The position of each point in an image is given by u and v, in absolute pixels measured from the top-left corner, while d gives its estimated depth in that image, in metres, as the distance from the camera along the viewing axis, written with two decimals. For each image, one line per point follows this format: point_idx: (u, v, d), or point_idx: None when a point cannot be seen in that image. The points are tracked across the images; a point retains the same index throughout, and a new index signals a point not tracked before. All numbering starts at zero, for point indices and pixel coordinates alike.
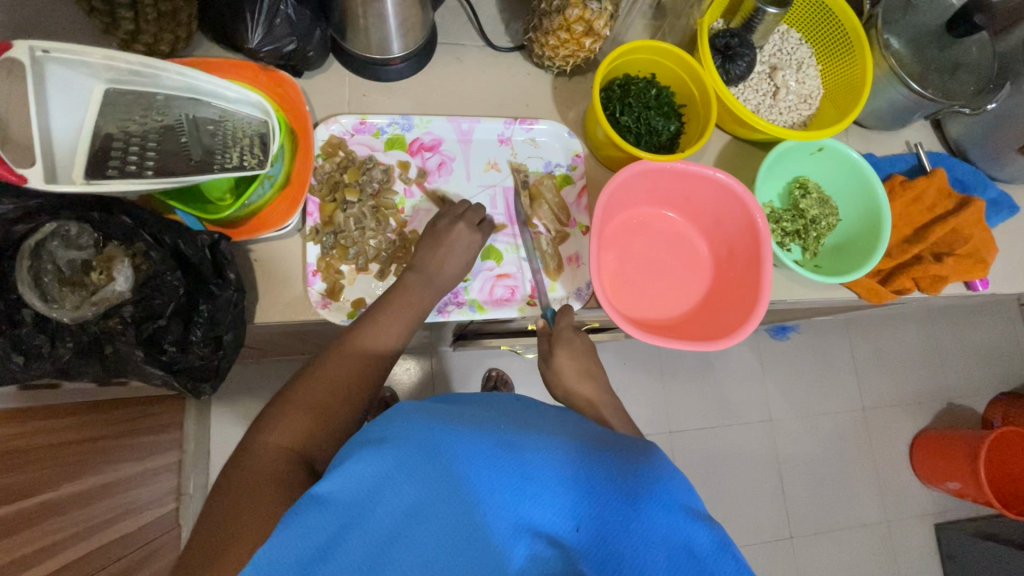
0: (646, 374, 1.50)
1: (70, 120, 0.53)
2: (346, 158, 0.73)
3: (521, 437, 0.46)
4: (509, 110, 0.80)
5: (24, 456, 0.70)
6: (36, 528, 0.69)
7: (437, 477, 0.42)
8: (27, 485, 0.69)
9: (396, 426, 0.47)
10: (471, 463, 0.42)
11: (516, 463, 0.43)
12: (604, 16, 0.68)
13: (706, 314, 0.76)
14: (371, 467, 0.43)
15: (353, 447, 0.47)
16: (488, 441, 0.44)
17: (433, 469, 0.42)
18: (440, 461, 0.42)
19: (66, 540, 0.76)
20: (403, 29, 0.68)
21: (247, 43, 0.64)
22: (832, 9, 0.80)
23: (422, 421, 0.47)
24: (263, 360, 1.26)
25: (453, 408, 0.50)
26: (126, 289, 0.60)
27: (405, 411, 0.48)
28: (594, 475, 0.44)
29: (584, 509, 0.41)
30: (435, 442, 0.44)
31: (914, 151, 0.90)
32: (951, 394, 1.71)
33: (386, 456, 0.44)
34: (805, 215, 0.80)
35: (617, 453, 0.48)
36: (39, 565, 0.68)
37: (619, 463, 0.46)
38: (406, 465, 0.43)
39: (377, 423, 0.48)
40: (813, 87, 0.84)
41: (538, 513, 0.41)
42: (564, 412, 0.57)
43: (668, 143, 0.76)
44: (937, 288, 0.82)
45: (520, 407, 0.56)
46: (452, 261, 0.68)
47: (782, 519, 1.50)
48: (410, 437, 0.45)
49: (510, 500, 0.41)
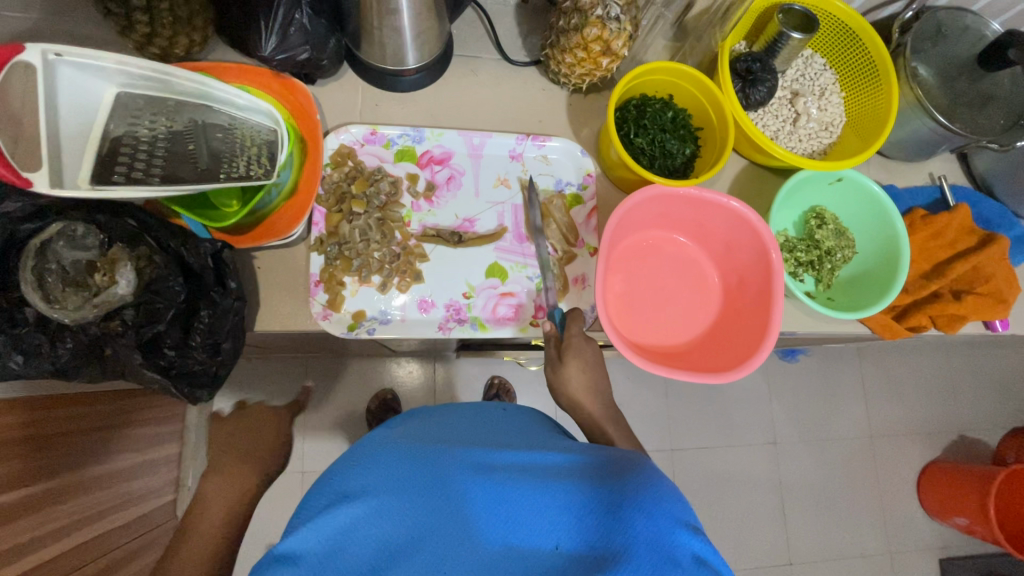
0: (650, 390, 1.48)
1: (79, 124, 0.53)
2: (354, 168, 0.73)
3: (497, 459, 0.49)
4: (522, 125, 0.79)
5: (21, 447, 0.70)
6: (30, 518, 0.70)
7: (424, 502, 0.46)
8: (24, 476, 0.70)
9: (377, 466, 0.51)
10: (452, 491, 0.46)
11: (489, 486, 0.46)
12: (622, 36, 0.67)
13: (715, 343, 0.74)
14: (352, 508, 0.47)
15: (336, 493, 0.50)
16: (464, 469, 0.48)
17: (414, 500, 0.46)
18: (419, 493, 0.46)
19: (59, 533, 0.76)
20: (419, 41, 0.68)
21: (259, 51, 0.63)
22: (858, 36, 0.78)
23: (401, 457, 0.51)
24: (267, 357, 1.26)
25: (434, 438, 0.55)
26: (127, 292, 0.60)
27: (387, 450, 0.53)
28: (566, 488, 0.45)
29: (556, 523, 0.43)
30: (412, 477, 0.48)
31: (937, 184, 0.88)
32: (964, 427, 1.67)
33: (366, 499, 0.47)
34: (820, 246, 0.78)
35: (595, 463, 0.49)
36: (31, 556, 0.68)
37: (596, 474, 0.47)
38: (386, 502, 0.46)
39: (371, 459, 0.52)
40: (835, 115, 0.82)
41: (513, 530, 0.43)
42: (549, 433, 0.60)
43: (682, 167, 0.75)
44: (954, 327, 0.80)
45: (503, 426, 0.59)
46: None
47: (782, 544, 1.47)
48: (390, 475, 0.49)
49: (489, 521, 0.44)
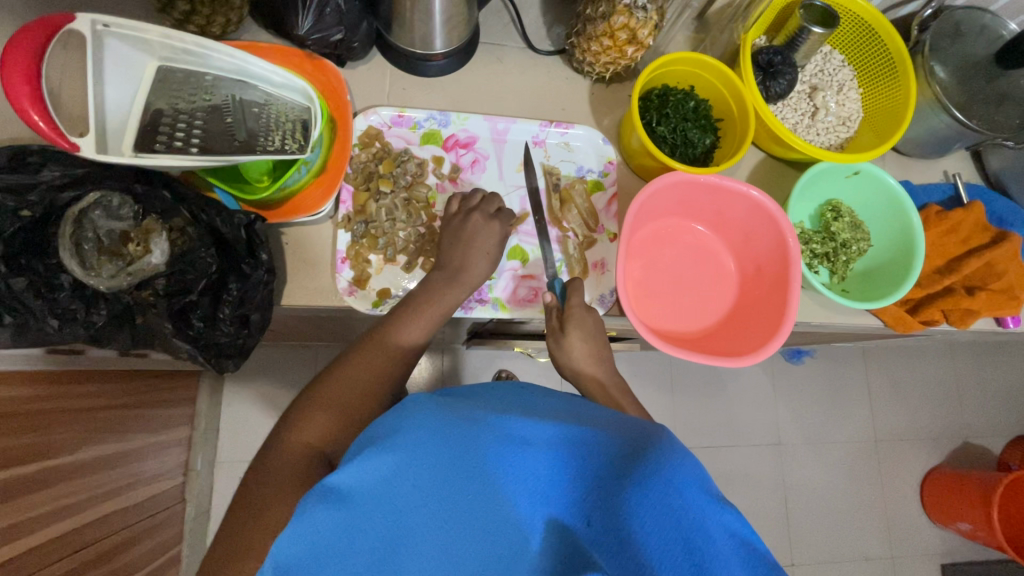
0: (657, 387, 1.49)
1: (122, 95, 0.55)
2: (381, 149, 0.74)
3: (529, 427, 0.45)
4: (545, 113, 0.81)
5: (33, 422, 0.70)
6: (39, 494, 0.70)
7: (450, 468, 0.42)
8: (36, 450, 0.70)
9: (403, 424, 0.47)
10: (478, 459, 0.42)
11: (520, 456, 0.42)
12: (649, 25, 0.68)
13: (730, 329, 0.75)
14: (378, 463, 0.44)
15: (361, 449, 0.47)
16: (495, 436, 0.44)
17: (444, 463, 0.43)
18: (451, 457, 0.43)
19: (65, 511, 0.76)
20: (447, 26, 0.69)
21: (296, 29, 0.65)
22: (878, 32, 0.79)
23: (428, 417, 0.47)
24: (279, 343, 1.27)
25: (463, 403, 0.51)
26: (161, 262, 0.61)
27: (413, 409, 0.49)
28: (602, 461, 0.42)
29: (591, 500, 0.40)
30: (442, 437, 0.44)
31: (952, 182, 0.89)
32: (968, 433, 1.67)
33: (392, 455, 0.44)
34: (836, 238, 0.79)
35: (632, 441, 0.45)
36: (33, 534, 0.68)
37: (633, 450, 0.43)
38: (412, 462, 0.43)
39: (393, 419, 0.49)
40: (853, 110, 0.83)
41: (545, 501, 0.40)
42: (579, 401, 0.56)
43: (702, 156, 0.76)
44: (967, 322, 0.81)
45: (530, 401, 0.56)
46: (479, 257, 0.69)
47: (784, 545, 1.48)
48: (417, 434, 0.46)
49: (521, 492, 0.40)
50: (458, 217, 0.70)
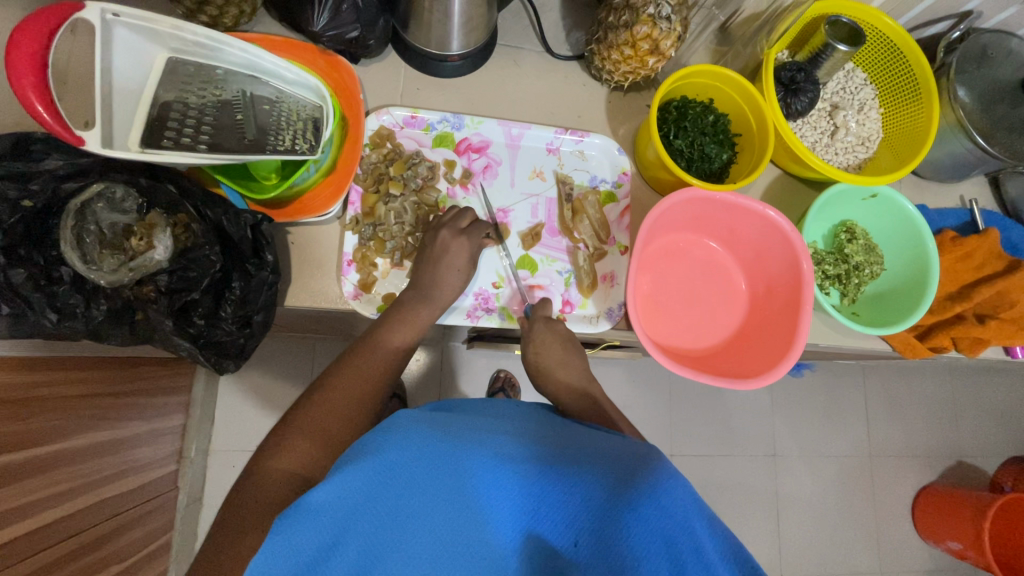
0: (654, 394, 1.48)
1: (130, 87, 0.53)
2: (393, 150, 0.73)
3: (520, 450, 0.45)
4: (560, 119, 0.79)
5: (32, 408, 0.70)
6: (28, 482, 0.68)
7: (440, 482, 0.41)
8: (29, 437, 0.69)
9: (391, 438, 0.45)
10: (468, 477, 0.41)
11: (511, 478, 0.42)
12: (671, 36, 0.67)
13: (738, 349, 0.74)
14: (364, 479, 0.42)
15: (347, 461, 0.45)
16: (487, 456, 0.43)
17: (436, 481, 0.41)
18: (442, 475, 0.41)
19: (57, 499, 0.75)
20: (465, 29, 0.67)
21: (311, 26, 0.64)
22: (904, 53, 0.77)
23: (420, 432, 0.46)
24: (276, 335, 1.25)
25: (457, 420, 0.50)
26: (164, 259, 0.60)
27: (405, 423, 0.48)
28: (594, 484, 0.42)
29: (582, 521, 0.39)
30: (435, 454, 0.43)
31: (968, 207, 0.88)
32: (962, 452, 1.67)
33: (379, 470, 0.42)
34: (848, 261, 0.78)
35: (619, 463, 0.46)
36: (19, 524, 0.66)
37: (621, 474, 0.44)
38: (401, 475, 0.42)
39: (379, 433, 0.47)
40: (873, 130, 0.81)
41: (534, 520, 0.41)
42: (560, 422, 0.56)
43: (719, 172, 0.75)
44: (975, 351, 0.80)
45: (520, 418, 0.55)
46: (460, 268, 0.67)
47: (774, 556, 1.48)
48: (410, 449, 0.44)
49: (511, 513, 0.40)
50: (441, 231, 0.68)
